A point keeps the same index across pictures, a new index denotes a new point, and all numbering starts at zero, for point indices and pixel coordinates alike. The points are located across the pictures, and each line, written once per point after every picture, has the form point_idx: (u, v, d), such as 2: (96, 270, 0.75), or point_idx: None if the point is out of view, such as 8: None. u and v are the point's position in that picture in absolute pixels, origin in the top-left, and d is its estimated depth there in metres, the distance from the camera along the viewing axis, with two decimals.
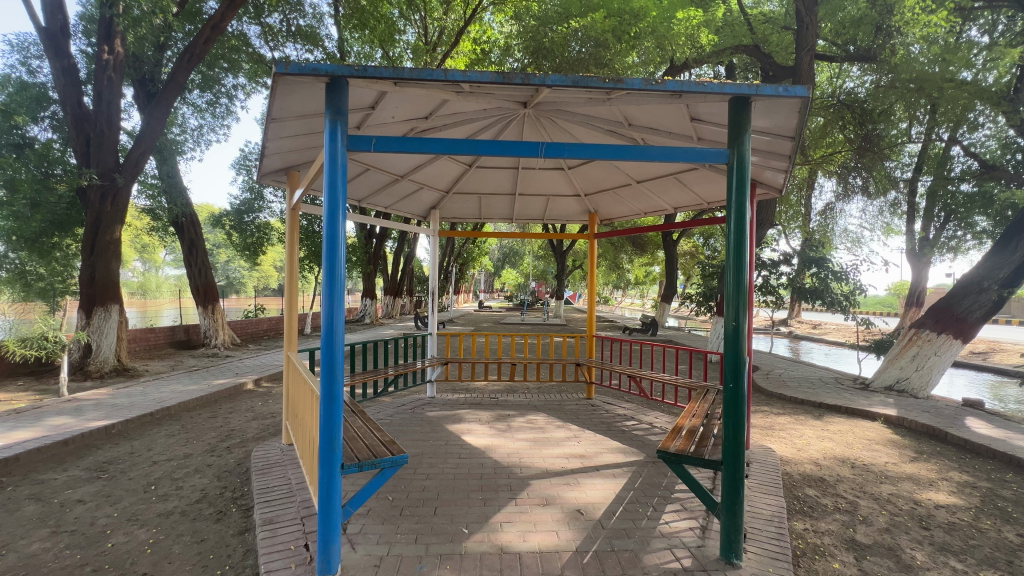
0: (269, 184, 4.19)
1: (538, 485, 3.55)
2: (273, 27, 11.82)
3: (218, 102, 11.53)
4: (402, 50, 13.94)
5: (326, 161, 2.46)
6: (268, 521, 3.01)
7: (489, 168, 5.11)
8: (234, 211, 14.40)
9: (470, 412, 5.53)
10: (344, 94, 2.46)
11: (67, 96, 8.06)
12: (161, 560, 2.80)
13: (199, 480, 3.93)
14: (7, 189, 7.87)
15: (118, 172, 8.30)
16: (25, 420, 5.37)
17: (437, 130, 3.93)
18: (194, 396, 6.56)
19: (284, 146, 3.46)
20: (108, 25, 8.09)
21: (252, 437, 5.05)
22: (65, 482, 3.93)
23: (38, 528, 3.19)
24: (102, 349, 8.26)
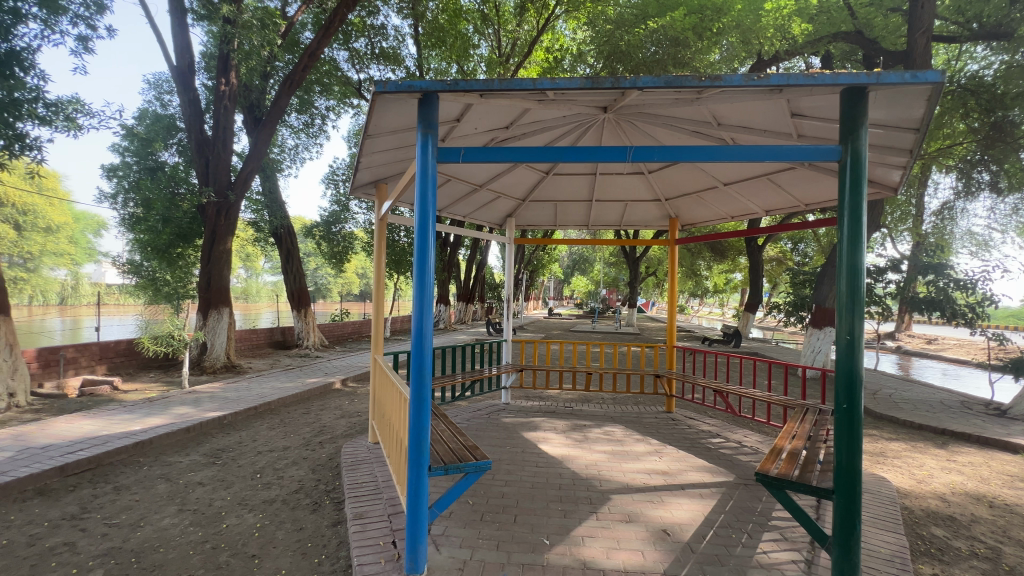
0: (360, 198, 4.49)
1: (620, 500, 3.43)
2: (360, 51, 12.74)
3: (312, 122, 12.59)
4: (476, 63, 14.36)
5: (417, 172, 2.56)
6: (358, 516, 3.17)
7: (566, 175, 5.09)
8: (324, 222, 15.59)
9: (546, 420, 5.49)
10: (435, 108, 2.56)
11: (192, 125, 9.15)
12: (266, 544, 3.04)
13: (296, 472, 4.26)
14: (144, 208, 9.21)
15: (231, 190, 9.36)
16: (157, 408, 6.16)
17: (517, 139, 3.97)
18: (291, 393, 7.15)
19: (377, 160, 3.67)
20: (225, 59, 9.10)
21: (341, 434, 5.39)
22: (188, 465, 4.42)
23: (168, 505, 3.60)
24: (215, 347, 9.28)
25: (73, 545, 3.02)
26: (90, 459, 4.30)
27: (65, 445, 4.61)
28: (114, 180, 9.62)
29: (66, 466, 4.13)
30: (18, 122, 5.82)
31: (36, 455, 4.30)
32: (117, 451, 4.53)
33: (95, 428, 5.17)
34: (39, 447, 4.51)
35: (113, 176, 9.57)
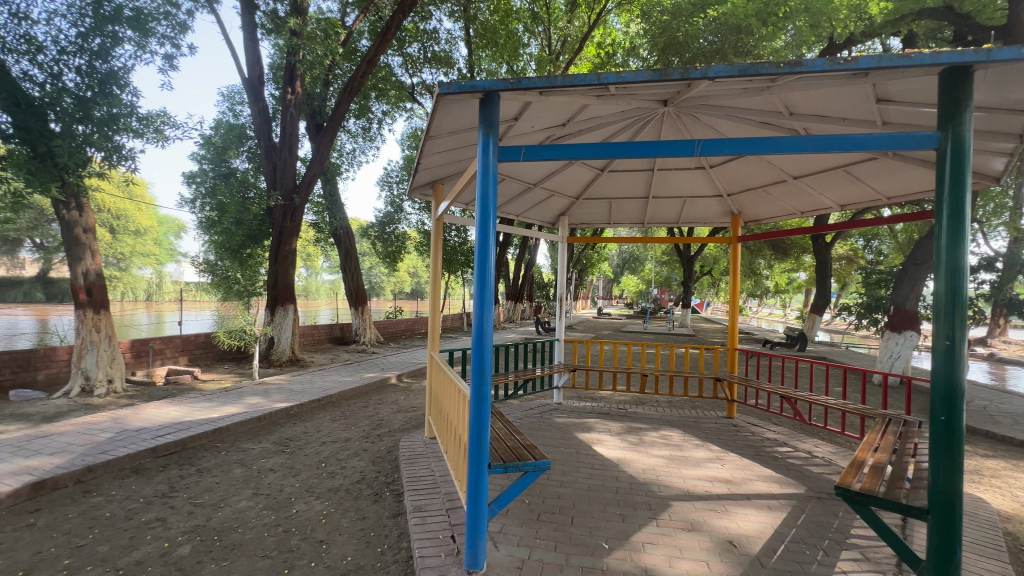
0: (417, 198, 4.62)
1: (681, 507, 3.31)
2: (413, 56, 13.12)
3: (370, 127, 13.09)
4: (526, 62, 14.37)
5: (479, 171, 2.57)
6: (418, 509, 3.25)
7: (622, 171, 4.98)
8: (378, 223, 16.19)
9: (600, 422, 5.41)
10: (496, 107, 2.57)
11: (262, 132, 9.74)
12: (333, 530, 3.18)
13: (358, 463, 4.43)
14: (218, 211, 10.02)
15: (296, 192, 9.83)
16: (231, 397, 6.62)
17: (573, 136, 3.93)
18: (351, 387, 7.46)
19: (435, 161, 3.75)
20: (291, 70, 9.61)
21: (399, 428, 5.55)
22: (261, 452, 4.73)
23: (243, 488, 3.86)
24: (281, 342, 9.87)
25: (163, 521, 3.29)
26: (176, 443, 4.68)
27: (156, 429, 5.05)
28: (193, 187, 10.43)
29: (157, 448, 4.53)
30: (116, 135, 6.42)
31: (131, 437, 4.73)
32: (199, 436, 4.91)
33: (180, 414, 5.64)
34: (134, 430, 4.97)
35: (192, 183, 10.39)
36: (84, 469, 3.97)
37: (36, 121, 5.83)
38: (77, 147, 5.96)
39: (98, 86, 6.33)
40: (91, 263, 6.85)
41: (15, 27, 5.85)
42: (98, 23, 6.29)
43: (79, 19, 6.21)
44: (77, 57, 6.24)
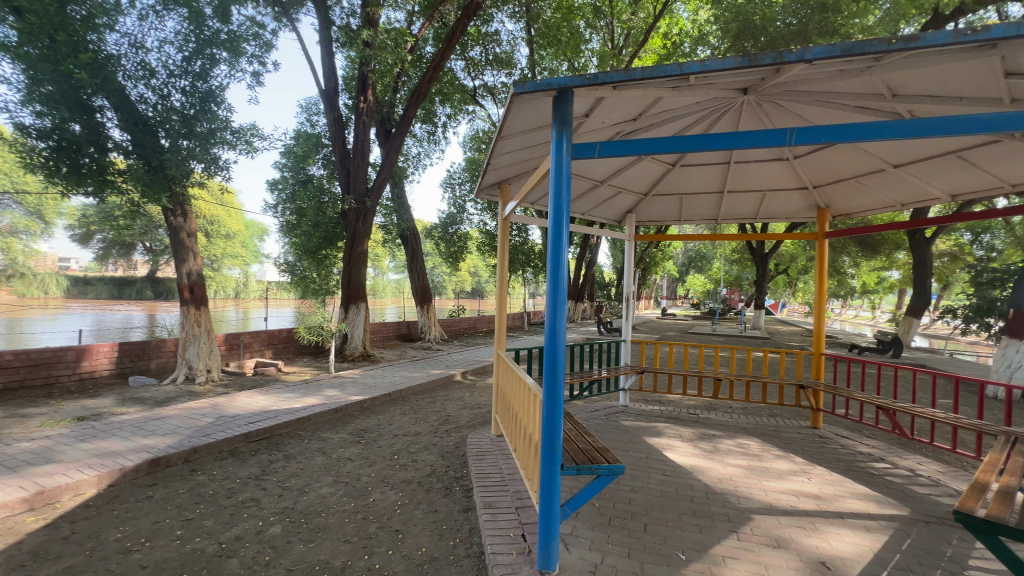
0: (485, 198, 4.69)
1: (764, 522, 3.10)
2: (475, 59, 13.35)
3: (434, 131, 13.48)
4: (588, 57, 14.29)
5: (552, 170, 2.55)
6: (488, 506, 3.29)
7: (695, 165, 4.76)
8: (442, 224, 16.64)
9: (669, 426, 5.21)
10: (570, 104, 2.54)
11: (337, 140, 10.32)
12: (407, 521, 3.30)
13: (428, 457, 4.57)
14: (297, 215, 10.78)
15: (368, 196, 10.38)
16: (311, 389, 7.09)
17: (644, 130, 3.80)
18: (418, 382, 7.74)
19: (504, 161, 3.78)
20: (364, 80, 10.10)
21: (465, 424, 5.67)
22: (339, 442, 5.01)
23: (325, 476, 4.10)
24: (353, 339, 10.44)
25: (257, 502, 3.58)
26: (266, 429, 5.08)
27: (248, 415, 5.52)
28: (276, 193, 11.32)
29: (249, 433, 4.93)
30: (214, 148, 7.07)
31: (228, 422, 5.19)
32: (285, 424, 5.30)
33: (268, 403, 6.12)
34: (230, 416, 5.45)
35: (275, 190, 11.26)
36: (190, 450, 4.41)
37: (150, 138, 6.54)
38: (182, 160, 6.64)
39: (200, 104, 7.01)
40: (193, 264, 7.59)
41: (133, 56, 6.61)
42: (200, 47, 6.96)
43: (184, 44, 6.91)
44: (183, 79, 6.94)
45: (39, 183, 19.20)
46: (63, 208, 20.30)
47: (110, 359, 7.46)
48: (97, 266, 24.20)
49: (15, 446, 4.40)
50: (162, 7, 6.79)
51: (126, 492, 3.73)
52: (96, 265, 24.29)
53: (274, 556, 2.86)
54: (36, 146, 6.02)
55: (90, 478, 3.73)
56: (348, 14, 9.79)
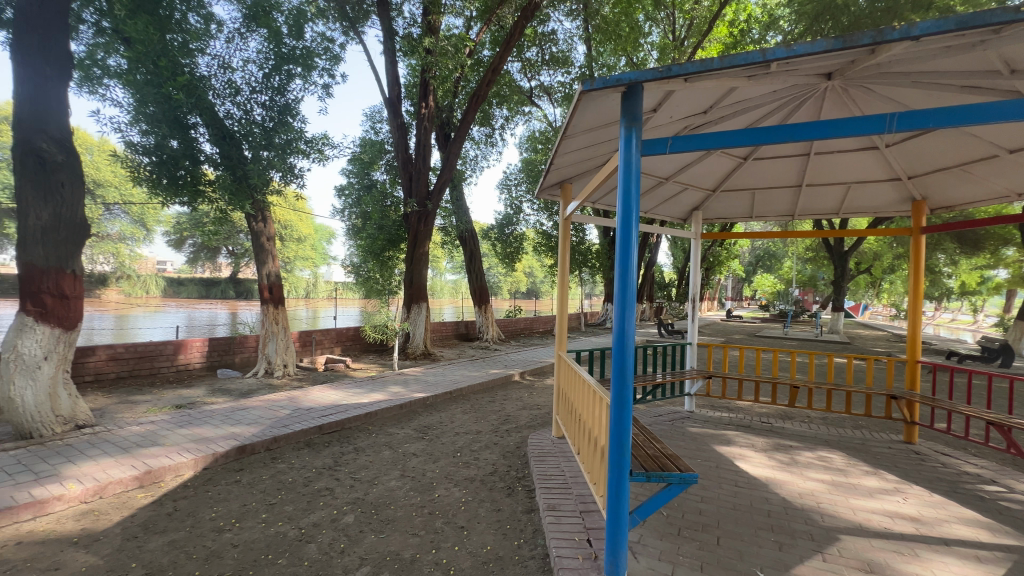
0: (545, 198, 4.68)
1: (853, 544, 2.85)
2: (532, 60, 13.37)
3: (492, 133, 13.65)
4: (647, 51, 13.92)
5: (621, 168, 2.50)
6: (551, 508, 3.27)
7: (770, 158, 4.48)
8: (498, 225, 16.79)
9: (740, 435, 4.93)
10: (639, 99, 2.48)
11: (400, 146, 10.70)
12: (472, 518, 3.34)
13: (490, 456, 4.62)
14: (362, 219, 11.31)
15: (429, 199, 10.64)
16: (377, 386, 7.40)
17: (715, 123, 3.63)
18: (478, 381, 7.86)
19: (567, 160, 3.74)
20: (425, 86, 10.40)
21: (525, 425, 5.68)
22: (404, 437, 5.19)
23: (392, 469, 4.26)
24: (415, 337, 10.79)
25: (331, 491, 3.78)
26: (337, 422, 5.36)
27: (322, 409, 5.85)
28: (343, 198, 11.96)
29: (322, 426, 5.23)
30: (291, 157, 7.56)
31: (303, 414, 5.54)
32: (354, 418, 5.57)
33: (338, 397, 6.45)
34: (305, 409, 5.81)
35: (343, 195, 11.90)
36: (271, 439, 4.74)
37: (235, 150, 7.08)
38: (264, 169, 7.14)
39: (279, 117, 7.53)
40: (272, 266, 8.16)
41: (221, 75, 7.22)
42: (278, 64, 7.47)
43: (265, 62, 7.44)
44: (263, 95, 7.49)
45: (143, 194, 21.61)
46: (162, 216, 22.64)
47: (202, 353, 8.19)
48: (189, 268, 26.81)
49: (126, 429, 4.95)
50: (245, 29, 7.36)
51: (217, 475, 4.07)
52: (188, 267, 26.88)
53: (348, 544, 3.00)
54: (142, 161, 6.72)
55: (187, 461, 4.11)
56: (410, 24, 10.15)
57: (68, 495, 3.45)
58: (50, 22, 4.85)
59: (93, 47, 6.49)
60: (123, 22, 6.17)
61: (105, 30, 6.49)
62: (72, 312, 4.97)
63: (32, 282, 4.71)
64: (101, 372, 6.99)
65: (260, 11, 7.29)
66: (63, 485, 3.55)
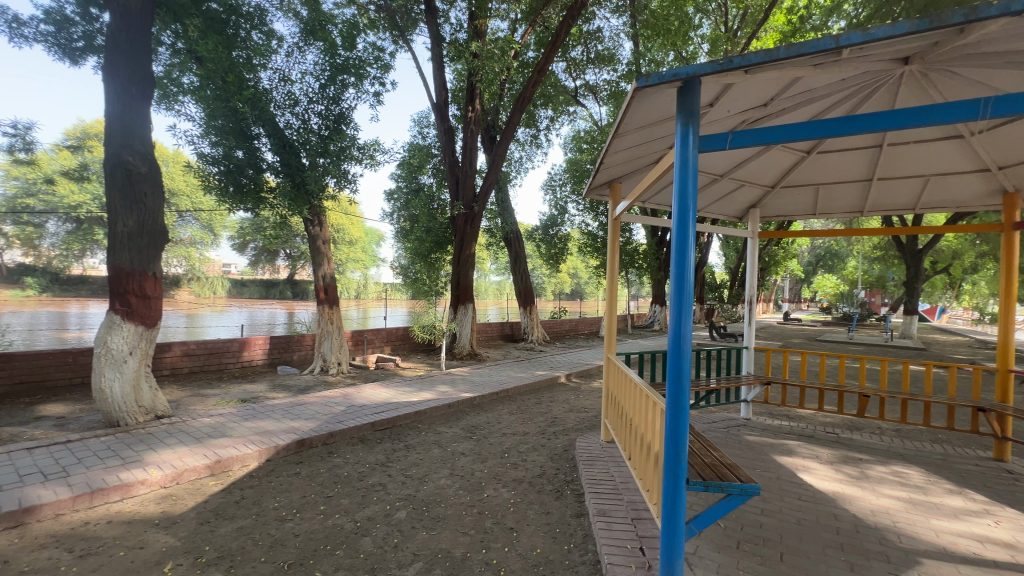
0: (594, 199, 4.62)
1: (936, 569, 2.61)
2: (577, 60, 13.27)
3: (537, 134, 13.66)
4: (697, 44, 13.49)
5: (677, 165, 2.42)
6: (602, 513, 3.21)
7: (836, 151, 4.21)
8: (543, 226, 16.73)
9: (803, 445, 4.65)
10: (697, 94, 2.40)
11: (447, 150, 10.90)
12: (521, 520, 3.34)
13: (537, 458, 4.60)
14: (410, 222, 11.61)
15: (475, 202, 10.75)
16: (426, 385, 7.57)
17: (776, 116, 3.45)
18: (525, 383, 7.87)
19: (618, 159, 3.68)
20: (471, 90, 10.54)
21: (573, 427, 5.62)
22: (453, 436, 5.27)
23: (442, 468, 4.33)
24: (462, 338, 10.95)
25: (384, 487, 3.89)
26: (389, 419, 5.52)
27: (374, 406, 6.06)
28: (392, 203, 12.34)
29: (375, 422, 5.40)
30: (345, 163, 7.88)
31: (357, 411, 5.74)
32: (405, 416, 5.71)
33: (389, 395, 6.65)
34: (358, 405, 6.03)
35: (392, 199, 12.27)
36: (328, 434, 4.95)
37: (294, 158, 7.46)
38: (320, 176, 7.48)
39: (334, 125, 7.87)
40: (327, 268, 8.53)
41: (282, 88, 7.64)
42: (334, 75, 7.81)
43: (321, 73, 7.80)
44: (319, 104, 7.85)
45: (211, 201, 23.30)
46: (227, 222, 24.27)
47: (264, 350, 8.68)
48: (251, 269, 28.59)
49: (198, 420, 5.32)
50: (303, 43, 7.75)
51: (279, 467, 4.30)
52: (250, 269, 28.66)
53: (401, 540, 3.08)
54: (212, 171, 7.20)
55: (253, 452, 4.36)
56: (456, 29, 10.34)
57: (150, 480, 3.75)
58: (134, 45, 5.29)
59: (171, 67, 7.07)
60: (196, 43, 6.67)
61: (180, 51, 7.05)
62: (152, 312, 5.38)
63: (120, 283, 5.16)
64: (175, 367, 7.56)
65: (316, 26, 7.66)
66: (145, 470, 3.86)
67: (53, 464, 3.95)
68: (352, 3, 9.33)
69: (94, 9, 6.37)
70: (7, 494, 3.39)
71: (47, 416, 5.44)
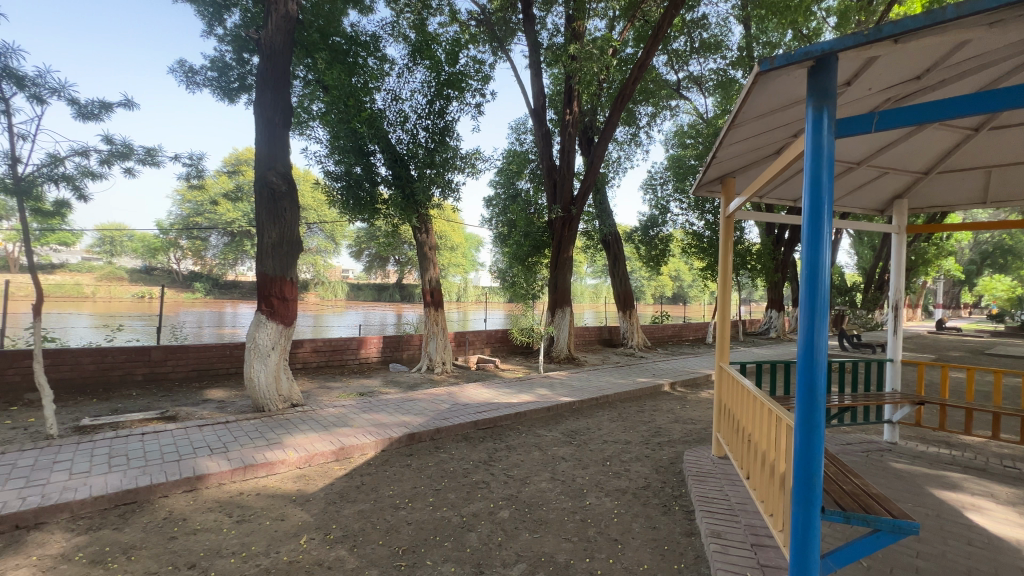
0: (704, 196, 4.35)
1: None
2: (680, 51, 12.60)
3: (637, 132, 13.21)
4: (822, 19, 12.08)
5: (808, 154, 2.17)
6: (715, 534, 2.98)
7: (1015, 125, 3.48)
8: (642, 227, 16.07)
9: (971, 479, 3.88)
10: (834, 73, 2.13)
11: (545, 154, 10.94)
12: (625, 532, 3.22)
13: (641, 468, 4.41)
14: (508, 226, 11.90)
15: (573, 204, 10.64)
16: (525, 386, 7.68)
17: (933, 90, 2.94)
18: (626, 390, 7.60)
19: (733, 152, 3.41)
20: (569, 93, 10.52)
21: (679, 439, 5.30)
22: (552, 440, 5.26)
23: (543, 470, 4.35)
24: (559, 341, 10.93)
25: (487, 485, 4.00)
26: (490, 420, 5.68)
27: (476, 405, 6.26)
28: (491, 209, 12.71)
29: (478, 421, 5.59)
30: (449, 173, 8.29)
31: (461, 409, 6.00)
32: (506, 416, 5.84)
33: (490, 396, 6.84)
34: (461, 404, 6.29)
35: (490, 205, 12.66)
36: (435, 429, 5.23)
37: (404, 170, 8.00)
38: (427, 186, 7.98)
39: (439, 138, 8.35)
40: (433, 273, 9.04)
41: (394, 107, 8.28)
42: (439, 90, 8.28)
43: (428, 90, 8.31)
44: (427, 119, 8.38)
45: (334, 214, 26.11)
46: (347, 232, 26.98)
47: (378, 348, 9.45)
48: (366, 275, 31.42)
49: (326, 410, 5.95)
50: (412, 62, 8.31)
51: (393, 458, 4.63)
52: (365, 274, 31.52)
53: (505, 539, 3.14)
54: (335, 186, 8.00)
55: (370, 442, 4.75)
56: (554, 33, 10.40)
57: (289, 460, 4.26)
58: (277, 80, 6.09)
59: (303, 97, 8.02)
60: (325, 73, 7.49)
61: (311, 82, 7.98)
62: (290, 312, 6.12)
63: (266, 286, 5.97)
64: (307, 361, 8.54)
65: (423, 46, 8.20)
66: (284, 451, 4.40)
67: (216, 441, 4.67)
68: (455, 20, 9.86)
69: (246, 54, 7.46)
70: (184, 463, 4.08)
71: (212, 399, 6.47)
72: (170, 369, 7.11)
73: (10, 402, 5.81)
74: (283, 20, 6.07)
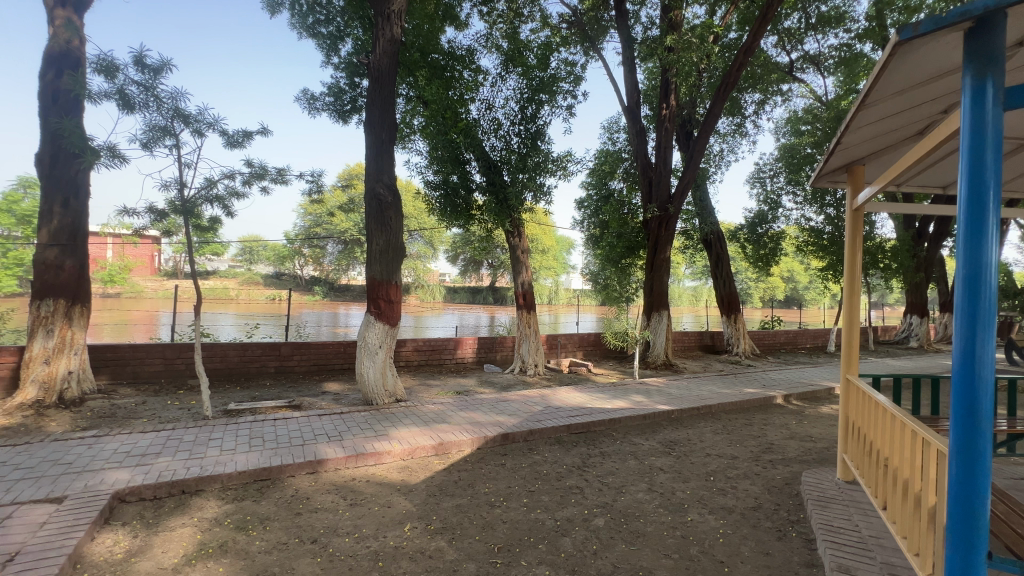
0: (826, 187, 3.87)
1: None
2: (793, 29, 11.47)
3: (742, 122, 12.23)
4: None
5: (965, 132, 1.82)
6: (844, 569, 2.63)
7: None
8: (748, 224, 14.75)
9: None
10: (1002, 35, 1.77)
11: (639, 152, 10.54)
12: (733, 555, 2.97)
13: (751, 487, 4.04)
14: (600, 227, 11.68)
15: (670, 203, 10.15)
16: (619, 392, 7.46)
17: None
18: (731, 400, 7.03)
19: (863, 136, 2.99)
20: (666, 86, 10.06)
21: (796, 458, 4.77)
22: (650, 450, 5.03)
23: (640, 480, 4.18)
24: (656, 346, 10.45)
25: (581, 491, 3.94)
26: (584, 424, 5.60)
27: (569, 409, 6.21)
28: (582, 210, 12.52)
29: (571, 426, 5.53)
30: (540, 177, 8.36)
31: (554, 412, 5.99)
32: (600, 422, 5.72)
33: (584, 400, 6.74)
34: (554, 407, 6.28)
35: (582, 208, 12.47)
36: (528, 431, 5.27)
37: (498, 176, 8.22)
38: (520, 191, 8.12)
39: (531, 142, 8.47)
40: (525, 276, 9.16)
41: (488, 115, 8.56)
42: (532, 96, 8.40)
43: (520, 96, 8.46)
44: (519, 125, 8.54)
45: (432, 221, 27.67)
46: (443, 237, 28.46)
47: (473, 349, 9.79)
48: (461, 278, 32.86)
49: (426, 406, 6.29)
50: (504, 71, 8.52)
51: (487, 456, 4.76)
52: (460, 277, 32.94)
53: (600, 548, 3.06)
54: (434, 194, 8.46)
55: (466, 439, 4.93)
56: (649, 26, 10.01)
57: (394, 451, 4.57)
58: (384, 100, 6.60)
59: (406, 113, 8.62)
60: (425, 88, 7.97)
61: (412, 98, 8.52)
62: (395, 313, 6.59)
63: (374, 289, 6.48)
64: (409, 360, 9.15)
65: (516, 54, 8.39)
66: (390, 443, 4.74)
67: (333, 430, 5.16)
68: (546, 25, 9.94)
69: (357, 78, 8.19)
70: (307, 447, 4.57)
71: (329, 391, 7.17)
72: (296, 363, 8.02)
73: (177, 387, 6.98)
74: (389, 43, 6.59)
